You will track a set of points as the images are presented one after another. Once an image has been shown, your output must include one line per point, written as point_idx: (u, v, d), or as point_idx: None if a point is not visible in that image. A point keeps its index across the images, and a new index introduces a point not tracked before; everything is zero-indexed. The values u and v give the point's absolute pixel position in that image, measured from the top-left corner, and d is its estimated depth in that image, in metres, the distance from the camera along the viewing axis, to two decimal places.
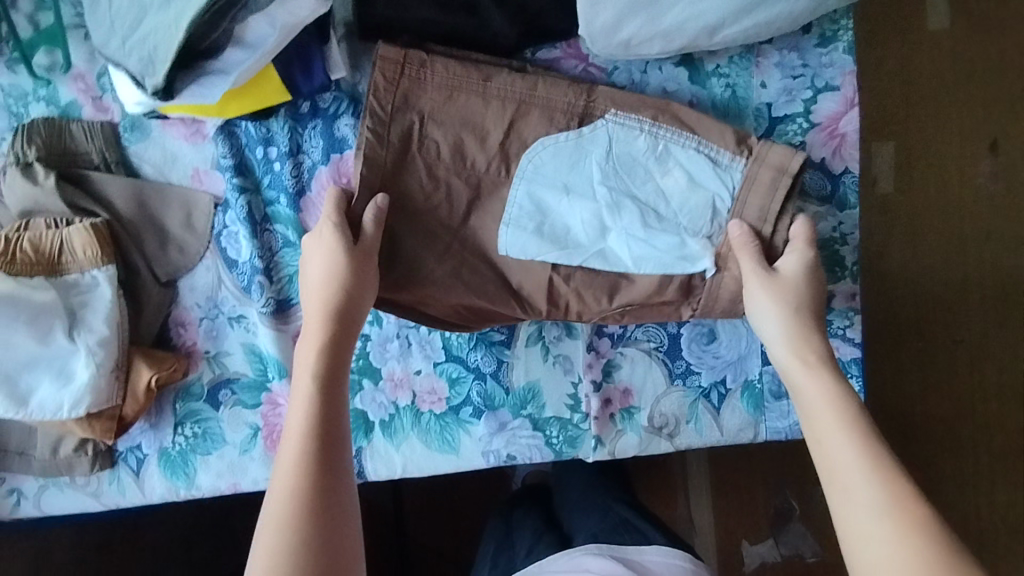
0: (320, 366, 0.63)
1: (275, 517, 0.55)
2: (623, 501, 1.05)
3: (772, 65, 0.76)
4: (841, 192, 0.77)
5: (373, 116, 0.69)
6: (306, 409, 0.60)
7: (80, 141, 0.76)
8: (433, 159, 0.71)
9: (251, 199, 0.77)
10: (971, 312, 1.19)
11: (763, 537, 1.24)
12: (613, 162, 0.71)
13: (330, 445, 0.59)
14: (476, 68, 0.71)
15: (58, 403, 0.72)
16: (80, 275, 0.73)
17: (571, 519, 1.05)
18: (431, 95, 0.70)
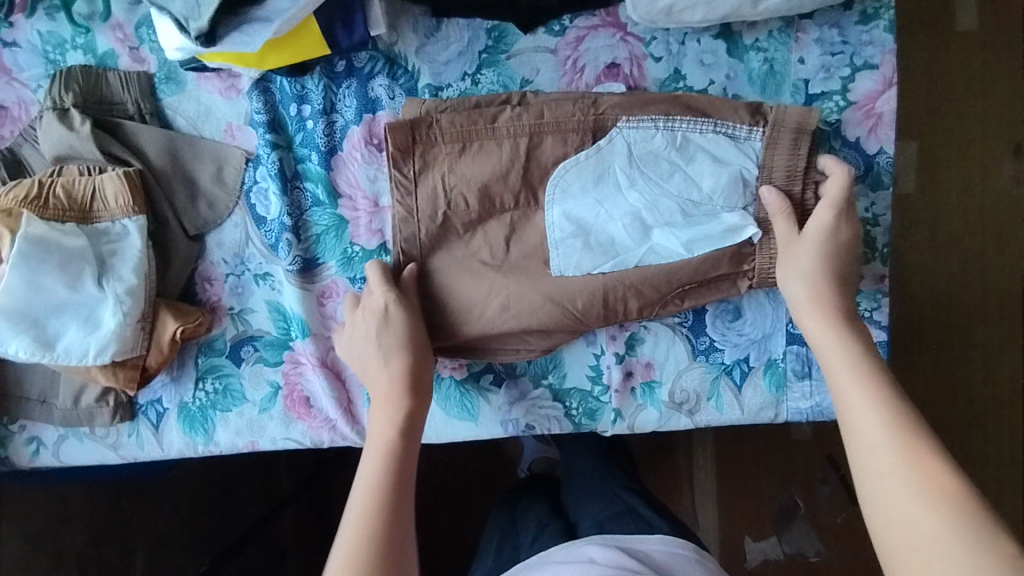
0: (393, 429, 0.67)
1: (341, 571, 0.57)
2: (630, 489, 1.03)
3: (811, 41, 0.75)
4: (875, 172, 0.76)
5: (401, 186, 0.74)
6: (379, 467, 0.64)
7: (116, 90, 0.76)
8: (461, 210, 0.75)
9: (283, 156, 0.77)
10: (990, 318, 1.17)
11: (767, 535, 1.22)
12: (636, 165, 0.73)
13: (399, 502, 0.62)
14: (480, 113, 0.73)
15: (84, 349, 0.71)
16: (111, 223, 0.74)
17: (578, 504, 1.03)
18: (447, 149, 0.73)
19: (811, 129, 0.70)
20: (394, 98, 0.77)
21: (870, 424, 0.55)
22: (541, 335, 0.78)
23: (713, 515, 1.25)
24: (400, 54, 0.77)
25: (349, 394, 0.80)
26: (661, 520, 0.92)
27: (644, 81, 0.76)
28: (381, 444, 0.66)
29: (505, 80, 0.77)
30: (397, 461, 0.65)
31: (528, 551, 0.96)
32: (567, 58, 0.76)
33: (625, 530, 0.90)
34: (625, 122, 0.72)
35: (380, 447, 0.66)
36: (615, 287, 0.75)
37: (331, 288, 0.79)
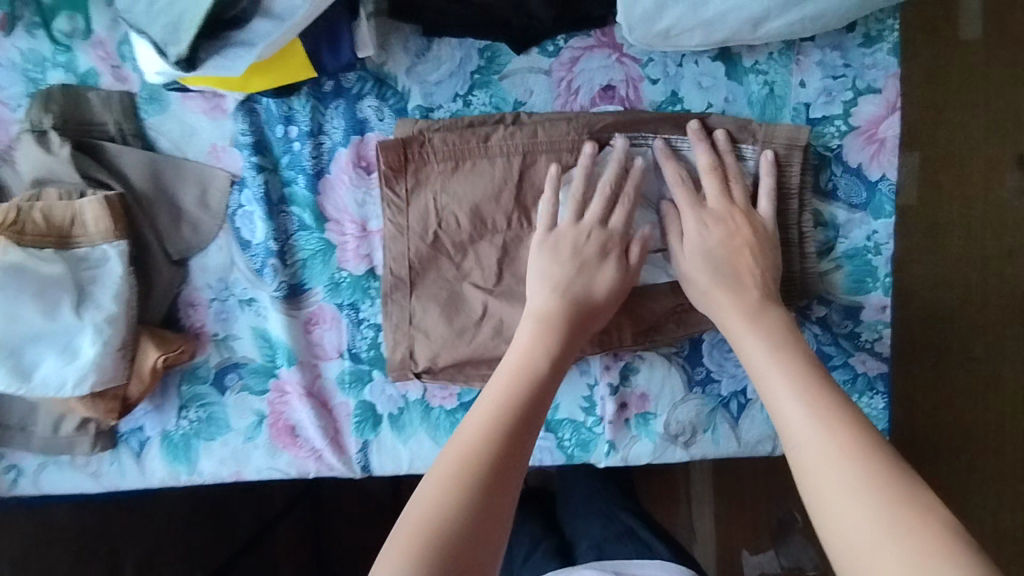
0: (526, 369, 0.58)
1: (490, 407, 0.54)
2: (629, 508, 1.01)
3: (813, 63, 0.73)
4: (877, 200, 0.74)
5: (391, 205, 0.73)
6: (496, 414, 0.53)
7: (97, 110, 0.74)
8: (453, 227, 0.72)
9: (269, 179, 0.75)
10: (991, 328, 1.13)
11: (764, 547, 1.20)
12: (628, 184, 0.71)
13: (494, 486, 0.48)
14: (473, 130, 0.72)
15: (62, 380, 0.70)
16: (90, 249, 0.71)
17: (574, 525, 1.01)
18: (439, 167, 0.72)
19: (801, 148, 0.72)
20: (383, 119, 0.75)
21: (804, 429, 0.51)
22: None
23: (710, 529, 1.23)
24: (390, 74, 0.74)
25: (336, 423, 0.78)
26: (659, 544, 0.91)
27: (640, 104, 0.74)
28: (506, 385, 0.56)
29: (498, 101, 0.75)
30: (517, 415, 0.53)
31: (520, 568, 0.96)
32: (561, 79, 0.74)
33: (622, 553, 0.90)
34: (629, 143, 0.71)
35: (506, 386, 0.56)
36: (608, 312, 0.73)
37: (318, 315, 0.77)
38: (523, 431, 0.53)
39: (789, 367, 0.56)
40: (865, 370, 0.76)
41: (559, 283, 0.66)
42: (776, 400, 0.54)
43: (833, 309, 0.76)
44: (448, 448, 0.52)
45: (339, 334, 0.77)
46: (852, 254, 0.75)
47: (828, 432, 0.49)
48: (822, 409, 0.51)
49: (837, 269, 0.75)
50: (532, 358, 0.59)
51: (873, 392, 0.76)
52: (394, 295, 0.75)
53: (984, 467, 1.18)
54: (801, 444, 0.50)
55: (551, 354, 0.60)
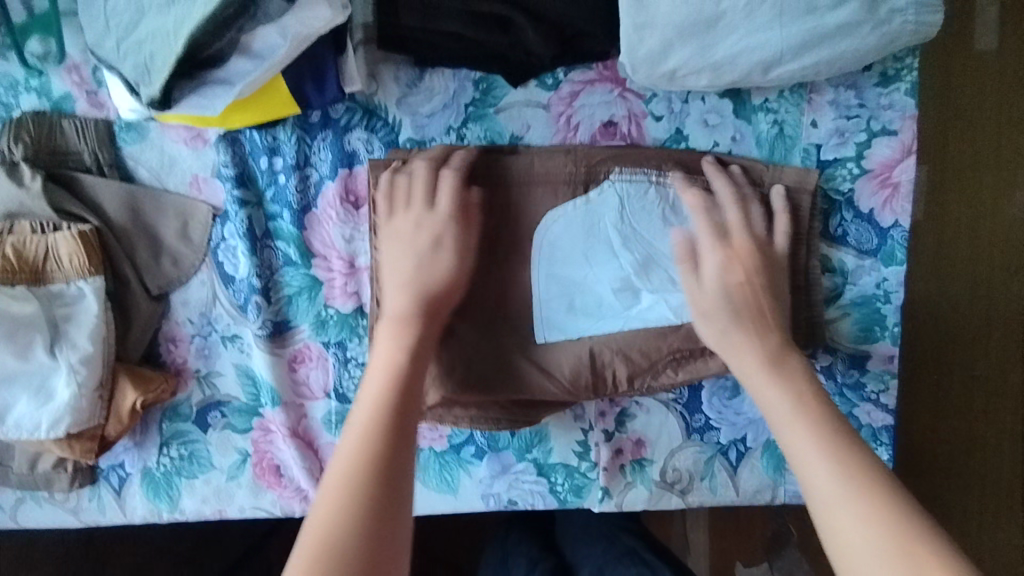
0: (395, 361, 0.54)
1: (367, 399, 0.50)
2: (631, 530, 0.99)
3: (826, 103, 0.69)
4: (889, 247, 0.71)
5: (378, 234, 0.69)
6: (369, 419, 0.49)
7: (71, 140, 0.70)
8: None
9: (253, 213, 0.72)
10: (993, 341, 1.03)
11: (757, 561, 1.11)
12: (628, 222, 0.69)
13: (379, 491, 0.45)
14: (469, 160, 0.69)
15: (36, 422, 0.67)
16: (65, 286, 0.68)
17: (574, 547, 0.99)
18: None
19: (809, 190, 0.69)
20: (373, 152, 0.71)
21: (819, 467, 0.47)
22: (526, 405, 0.72)
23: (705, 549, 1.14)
24: (380, 105, 0.71)
25: (322, 464, 0.76)
26: (663, 565, 0.89)
27: (643, 141, 0.71)
28: (375, 390, 0.51)
29: (493, 136, 0.71)
30: (394, 417, 0.49)
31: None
32: (560, 115, 0.71)
33: None
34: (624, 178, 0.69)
35: (377, 386, 0.52)
36: (602, 351, 0.70)
37: (304, 352, 0.75)
38: (405, 431, 0.49)
39: (810, 416, 0.50)
40: (870, 422, 0.73)
41: (412, 275, 0.60)
42: (797, 453, 0.48)
43: (839, 357, 0.73)
44: (324, 479, 0.46)
45: (326, 372, 0.75)
46: (861, 302, 0.72)
47: (858, 498, 0.44)
48: (850, 470, 0.46)
49: (844, 317, 0.72)
50: (403, 349, 0.55)
51: (878, 443, 0.74)
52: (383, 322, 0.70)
53: (986, 488, 1.08)
54: (826, 507, 0.45)
55: (418, 340, 0.56)
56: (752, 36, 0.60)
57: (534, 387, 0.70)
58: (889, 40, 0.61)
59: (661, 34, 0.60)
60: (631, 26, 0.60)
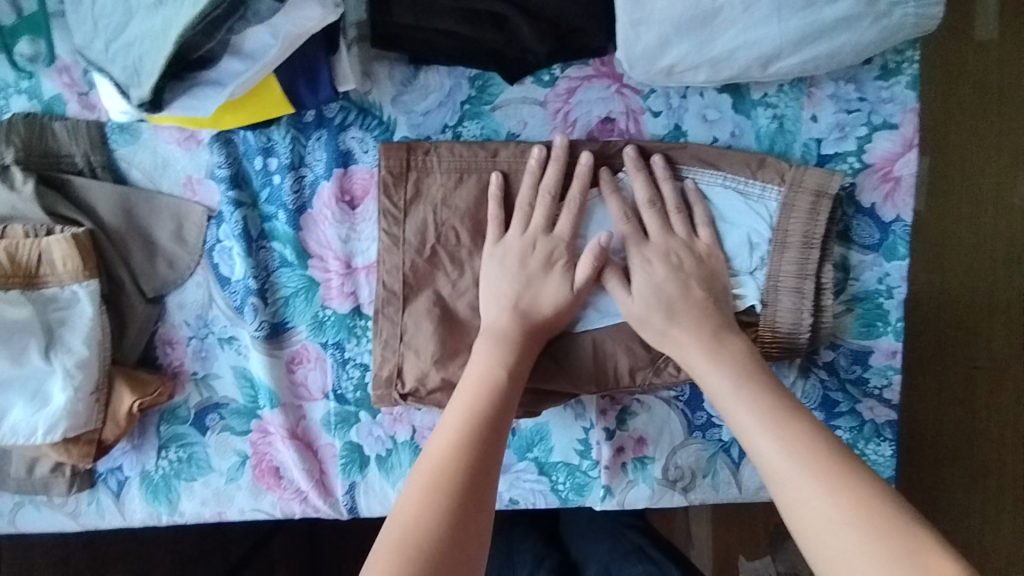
0: (509, 331, 0.63)
1: (479, 364, 0.61)
2: (636, 526, 1.00)
3: (826, 96, 0.69)
4: (891, 241, 0.70)
5: (387, 216, 0.69)
6: (476, 390, 0.58)
7: (62, 142, 0.70)
8: (447, 258, 0.69)
9: (247, 214, 0.72)
10: (997, 336, 1.00)
11: (761, 554, 1.11)
12: None
13: (478, 464, 0.51)
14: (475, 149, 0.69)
15: (32, 427, 0.67)
16: (59, 289, 0.68)
17: (580, 543, 0.99)
18: (441, 182, 0.69)
19: (831, 195, 0.67)
20: (367, 151, 0.71)
21: (766, 445, 0.51)
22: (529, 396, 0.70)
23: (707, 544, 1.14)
24: (375, 103, 0.70)
25: (322, 465, 0.76)
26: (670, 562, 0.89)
27: (641, 137, 0.70)
28: (484, 364, 0.61)
29: (490, 133, 0.71)
30: (497, 395, 0.57)
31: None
32: (557, 111, 0.70)
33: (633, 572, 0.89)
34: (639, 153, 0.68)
35: (485, 363, 0.61)
36: (604, 343, 0.69)
37: (301, 353, 0.74)
38: (503, 389, 0.58)
39: (756, 393, 0.55)
40: (873, 417, 0.73)
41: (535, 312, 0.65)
42: (719, 396, 0.58)
43: (841, 353, 0.73)
44: (423, 458, 0.52)
45: (323, 373, 0.75)
46: (863, 297, 0.71)
47: (809, 473, 0.47)
48: (782, 425, 0.51)
49: (847, 311, 0.72)
50: (515, 318, 0.64)
51: (881, 439, 0.73)
52: (385, 311, 0.70)
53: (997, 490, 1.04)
54: (781, 483, 0.48)
55: (517, 339, 0.63)
56: (750, 30, 0.59)
57: (537, 378, 0.69)
58: (889, 33, 0.60)
59: (657, 30, 0.59)
60: (627, 23, 0.60)
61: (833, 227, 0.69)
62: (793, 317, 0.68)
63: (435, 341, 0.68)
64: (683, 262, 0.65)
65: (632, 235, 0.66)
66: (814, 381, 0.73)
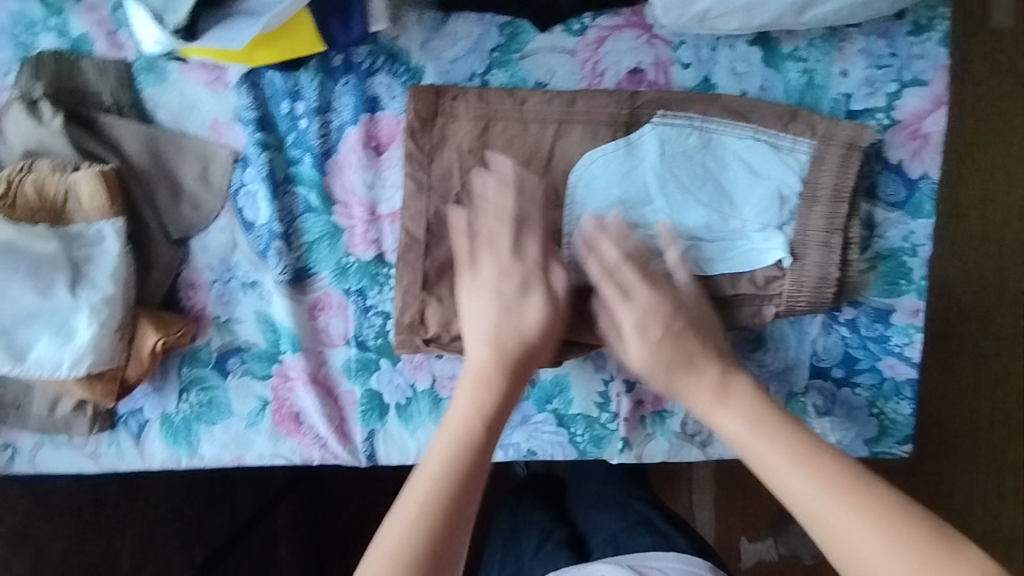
0: (491, 365, 0.59)
1: (473, 372, 0.59)
2: (644, 499, 1.00)
3: (857, 51, 0.69)
4: (917, 198, 0.71)
5: (412, 162, 0.69)
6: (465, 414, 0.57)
7: (90, 79, 0.70)
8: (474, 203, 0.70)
9: (273, 157, 0.72)
10: (1005, 323, 1.04)
11: (763, 536, 1.20)
12: (669, 168, 0.69)
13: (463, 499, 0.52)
14: (505, 95, 0.69)
15: (57, 361, 0.67)
16: (85, 226, 0.68)
17: (587, 515, 1.00)
18: (466, 128, 0.69)
19: (862, 148, 0.67)
20: (394, 97, 0.71)
21: (779, 460, 0.52)
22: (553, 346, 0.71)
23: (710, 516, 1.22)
24: (403, 48, 0.70)
25: (341, 412, 0.76)
26: (679, 535, 0.89)
27: (669, 89, 0.70)
28: (474, 373, 0.59)
29: (518, 81, 0.71)
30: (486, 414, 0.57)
31: (530, 561, 0.93)
32: (586, 61, 0.70)
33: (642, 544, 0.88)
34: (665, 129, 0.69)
35: (479, 370, 0.59)
36: None
37: (324, 300, 0.75)
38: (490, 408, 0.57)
39: (754, 407, 0.56)
40: (894, 375, 0.74)
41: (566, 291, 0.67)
42: (736, 442, 0.56)
43: (863, 310, 0.73)
44: (380, 537, 0.50)
45: (345, 320, 0.75)
46: (887, 255, 0.72)
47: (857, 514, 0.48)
48: (793, 444, 0.53)
49: (870, 269, 0.72)
50: (494, 356, 0.60)
51: (900, 397, 0.74)
52: (406, 256, 0.70)
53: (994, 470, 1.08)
54: (805, 504, 0.50)
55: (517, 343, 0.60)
56: None
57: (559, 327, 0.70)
58: None
59: None
60: None
61: (860, 185, 0.69)
62: (819, 272, 0.68)
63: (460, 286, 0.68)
64: (676, 317, 0.62)
65: (615, 291, 0.63)
66: (834, 338, 0.74)
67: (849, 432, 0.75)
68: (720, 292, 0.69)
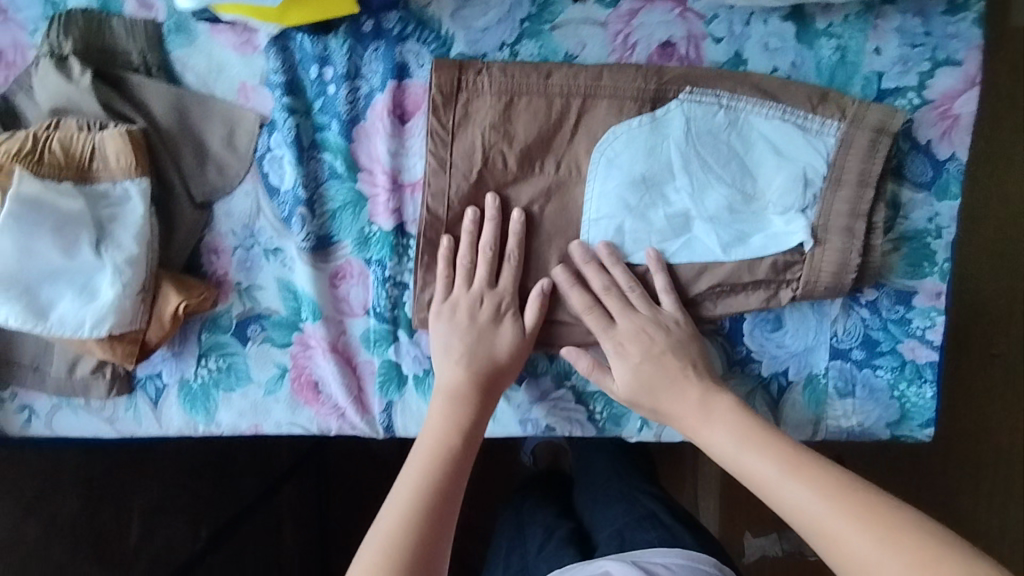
0: (465, 382, 0.68)
1: (447, 388, 0.68)
2: (649, 493, 0.98)
3: (891, 30, 0.68)
4: (944, 180, 0.70)
5: (435, 135, 0.69)
6: (445, 424, 0.66)
7: (120, 39, 0.70)
8: (499, 175, 0.69)
9: (300, 122, 0.71)
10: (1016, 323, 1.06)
11: (766, 531, 1.22)
12: (692, 146, 0.68)
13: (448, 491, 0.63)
14: (533, 66, 0.69)
15: (80, 319, 0.66)
16: (111, 185, 0.68)
17: (594, 510, 0.99)
18: (489, 102, 0.68)
19: (891, 133, 0.66)
20: (423, 65, 0.71)
21: (767, 469, 0.58)
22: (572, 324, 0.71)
23: (713, 512, 1.23)
24: (433, 16, 0.70)
25: (360, 382, 0.76)
26: (683, 531, 0.86)
27: (700, 63, 0.70)
28: (449, 388, 0.68)
29: (547, 52, 0.70)
30: (461, 426, 0.66)
31: (536, 559, 0.91)
32: (618, 33, 0.70)
33: (647, 539, 0.86)
34: (688, 107, 0.68)
35: (455, 386, 0.68)
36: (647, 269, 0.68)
37: (345, 269, 0.74)
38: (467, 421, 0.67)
39: (741, 421, 0.62)
40: (915, 359, 0.73)
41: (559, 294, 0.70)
42: (726, 456, 0.61)
43: (885, 292, 0.73)
44: (373, 535, 0.60)
45: (366, 290, 0.75)
46: (911, 236, 0.71)
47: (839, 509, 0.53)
48: (781, 456, 0.58)
49: (894, 250, 0.72)
50: (467, 374, 0.68)
51: (922, 381, 0.73)
52: (429, 234, 0.70)
53: (994, 468, 1.11)
54: (798, 507, 0.55)
55: (484, 362, 0.68)
56: None
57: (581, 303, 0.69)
58: None
59: None
60: None
61: (887, 166, 0.69)
62: (839, 259, 0.67)
63: (484, 263, 0.69)
64: (655, 340, 0.67)
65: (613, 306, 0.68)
66: (856, 320, 0.73)
67: (871, 415, 0.74)
68: (741, 277, 0.69)
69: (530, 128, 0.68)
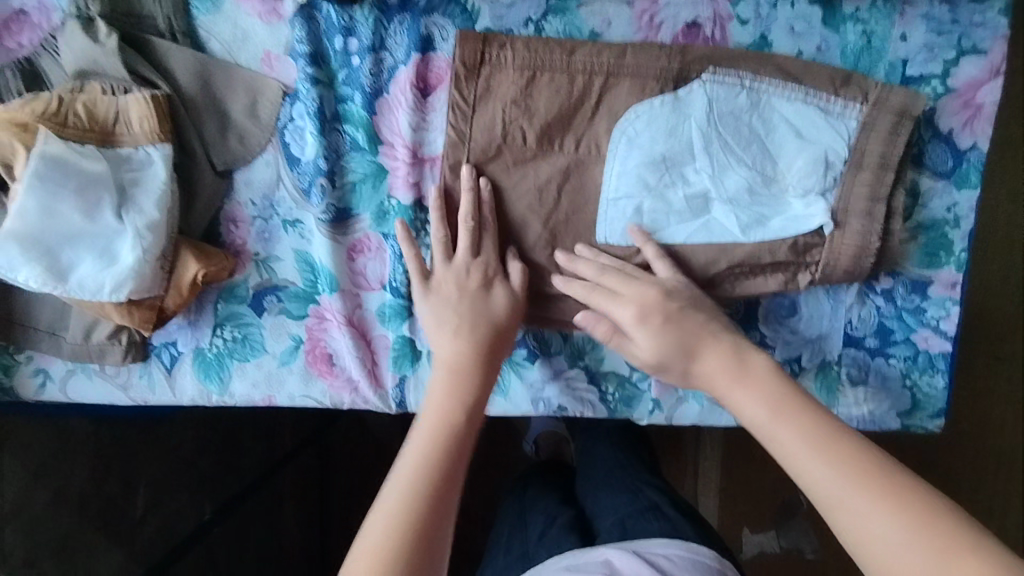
0: (466, 355, 0.66)
1: (448, 360, 0.66)
2: (654, 484, 0.96)
3: (918, 16, 0.68)
4: (964, 169, 0.70)
5: (456, 108, 0.69)
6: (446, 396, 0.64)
7: (145, 2, 0.70)
8: (519, 151, 0.69)
9: (324, 93, 0.71)
10: None
11: (766, 527, 1.21)
12: (714, 125, 0.68)
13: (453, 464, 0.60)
14: (557, 43, 0.68)
15: (99, 284, 0.66)
16: (133, 150, 0.68)
17: (596, 498, 0.97)
18: (512, 77, 0.68)
19: (913, 116, 0.67)
20: (447, 39, 0.71)
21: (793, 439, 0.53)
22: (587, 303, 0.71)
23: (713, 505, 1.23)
24: None
25: (374, 356, 0.76)
26: (684, 521, 0.85)
27: (725, 44, 0.70)
28: (450, 360, 0.66)
29: (572, 30, 0.70)
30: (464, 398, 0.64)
31: (536, 546, 0.89)
32: (643, 12, 0.70)
33: (647, 529, 0.84)
34: (712, 86, 0.68)
35: (456, 358, 0.66)
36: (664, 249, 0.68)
37: (363, 242, 0.74)
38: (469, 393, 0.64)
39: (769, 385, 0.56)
40: (927, 348, 0.73)
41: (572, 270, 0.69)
42: (755, 425, 0.56)
43: (900, 281, 0.72)
44: (378, 510, 0.57)
45: (383, 264, 0.75)
46: (929, 225, 0.71)
47: (877, 499, 0.49)
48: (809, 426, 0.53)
49: (911, 239, 0.71)
50: (467, 347, 0.66)
51: (934, 370, 0.74)
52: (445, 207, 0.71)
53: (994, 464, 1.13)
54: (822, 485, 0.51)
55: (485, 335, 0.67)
56: None
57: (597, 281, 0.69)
58: None
59: None
60: None
61: (907, 154, 0.69)
62: (859, 241, 0.68)
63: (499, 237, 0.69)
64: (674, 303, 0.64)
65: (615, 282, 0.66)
66: (870, 308, 0.73)
67: (882, 403, 0.74)
68: (758, 260, 0.69)
69: (552, 105, 0.68)
